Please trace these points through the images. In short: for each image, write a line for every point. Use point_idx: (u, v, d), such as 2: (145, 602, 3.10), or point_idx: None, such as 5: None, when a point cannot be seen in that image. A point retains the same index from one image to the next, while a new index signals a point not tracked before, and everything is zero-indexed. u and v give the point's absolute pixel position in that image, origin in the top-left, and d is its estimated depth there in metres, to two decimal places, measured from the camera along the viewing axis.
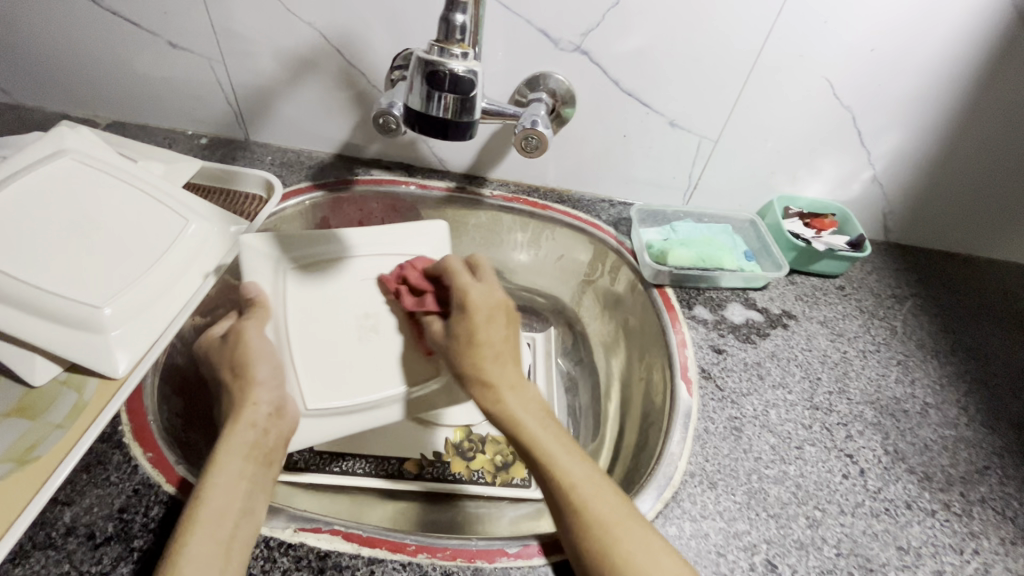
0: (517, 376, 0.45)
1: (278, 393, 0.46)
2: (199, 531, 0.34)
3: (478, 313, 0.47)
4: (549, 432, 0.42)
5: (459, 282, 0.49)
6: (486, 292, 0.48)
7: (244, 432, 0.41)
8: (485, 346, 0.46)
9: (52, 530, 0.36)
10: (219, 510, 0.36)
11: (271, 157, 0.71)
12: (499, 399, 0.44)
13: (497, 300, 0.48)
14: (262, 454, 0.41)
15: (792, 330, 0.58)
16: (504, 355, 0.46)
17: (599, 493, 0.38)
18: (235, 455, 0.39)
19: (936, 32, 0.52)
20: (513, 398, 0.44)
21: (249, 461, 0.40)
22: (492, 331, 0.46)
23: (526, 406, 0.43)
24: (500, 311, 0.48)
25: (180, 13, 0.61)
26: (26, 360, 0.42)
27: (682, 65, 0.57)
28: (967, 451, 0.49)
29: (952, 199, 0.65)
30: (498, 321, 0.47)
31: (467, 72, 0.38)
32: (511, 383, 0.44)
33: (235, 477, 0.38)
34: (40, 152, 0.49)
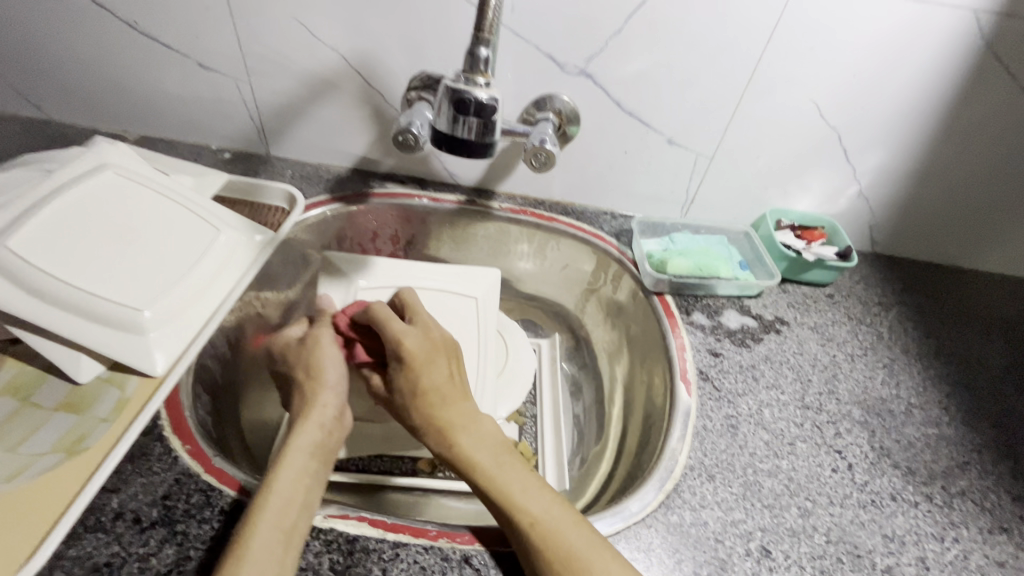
0: (468, 414, 0.48)
1: (343, 398, 0.50)
2: (265, 520, 0.37)
3: (416, 359, 0.50)
4: (510, 469, 0.44)
5: (392, 330, 0.51)
6: (419, 337, 0.52)
7: (309, 432, 0.45)
8: (433, 393, 0.48)
9: (102, 515, 0.39)
10: (285, 499, 0.39)
11: (290, 171, 0.75)
12: (453, 440, 0.46)
13: (434, 341, 0.52)
14: (322, 454, 0.45)
15: (784, 335, 0.62)
16: (452, 395, 0.49)
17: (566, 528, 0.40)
18: (299, 454, 0.43)
19: (913, 60, 0.56)
20: (467, 438, 0.46)
21: (312, 459, 0.43)
22: (434, 376, 0.49)
23: (481, 443, 0.46)
24: (439, 352, 0.51)
25: (211, 37, 0.65)
26: (73, 358, 0.46)
27: (680, 88, 0.61)
28: (948, 448, 0.53)
29: (934, 213, 0.69)
30: (438, 362, 0.50)
31: (490, 100, 0.42)
32: (464, 424, 0.47)
33: (297, 475, 0.41)
34: (84, 166, 0.53)
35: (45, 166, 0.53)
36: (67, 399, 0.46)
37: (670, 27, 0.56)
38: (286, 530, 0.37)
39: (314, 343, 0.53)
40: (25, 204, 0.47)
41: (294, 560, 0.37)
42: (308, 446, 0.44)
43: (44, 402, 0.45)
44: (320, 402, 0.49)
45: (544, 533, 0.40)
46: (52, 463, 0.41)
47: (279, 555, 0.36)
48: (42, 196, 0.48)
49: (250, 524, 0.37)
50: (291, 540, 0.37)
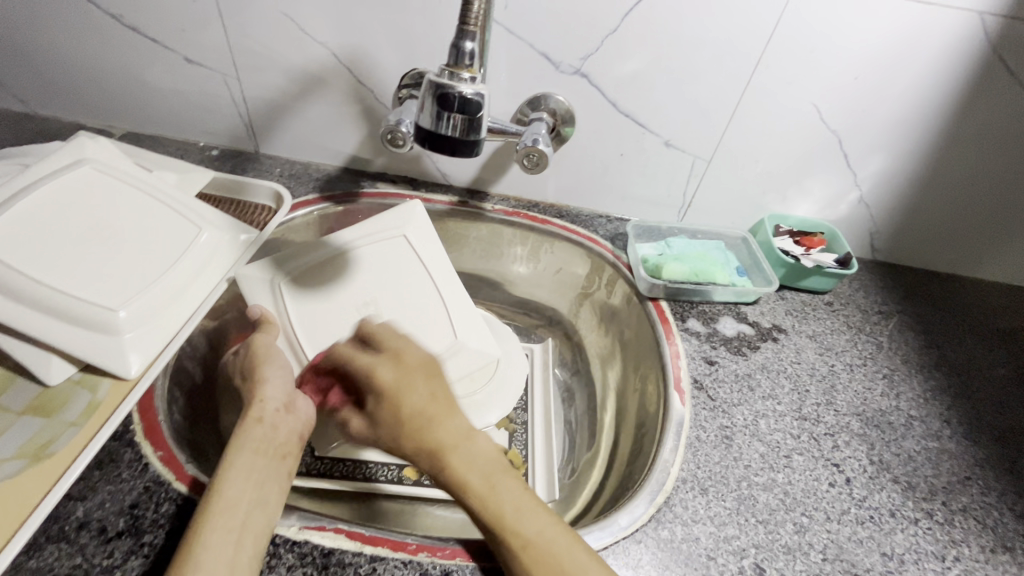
0: (463, 433, 0.42)
1: (287, 388, 0.46)
2: (211, 529, 0.35)
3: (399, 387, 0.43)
4: (504, 490, 0.40)
5: (362, 362, 0.46)
6: (391, 365, 0.45)
7: (257, 426, 0.42)
8: (420, 421, 0.42)
9: (65, 524, 0.38)
10: (232, 502, 0.37)
11: (279, 169, 0.73)
12: (445, 462, 0.40)
13: (408, 367, 0.45)
14: (273, 447, 0.41)
15: (782, 343, 0.60)
16: (439, 413, 0.42)
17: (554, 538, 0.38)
18: (246, 450, 0.40)
19: (915, 64, 0.55)
20: (460, 457, 0.41)
21: (260, 455, 0.40)
22: (414, 401, 0.42)
23: (473, 462, 0.41)
24: (416, 370, 0.45)
25: (198, 31, 0.63)
26: (42, 359, 0.44)
27: (677, 89, 0.59)
28: (950, 463, 0.51)
29: (935, 220, 0.68)
30: (416, 385, 0.44)
31: (475, 95, 0.41)
32: (456, 441, 0.41)
33: (245, 474, 0.38)
34: (61, 160, 0.51)
35: (21, 160, 0.52)
36: (35, 402, 0.44)
37: (666, 26, 0.55)
38: (235, 536, 0.35)
39: (253, 347, 0.50)
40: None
41: (249, 564, 0.35)
42: (256, 439, 0.41)
43: (12, 406, 0.43)
44: (261, 396, 0.44)
45: (536, 557, 0.37)
46: (15, 468, 0.39)
47: (230, 564, 0.34)
48: (15, 191, 0.47)
49: (195, 534, 0.35)
50: (243, 542, 0.36)
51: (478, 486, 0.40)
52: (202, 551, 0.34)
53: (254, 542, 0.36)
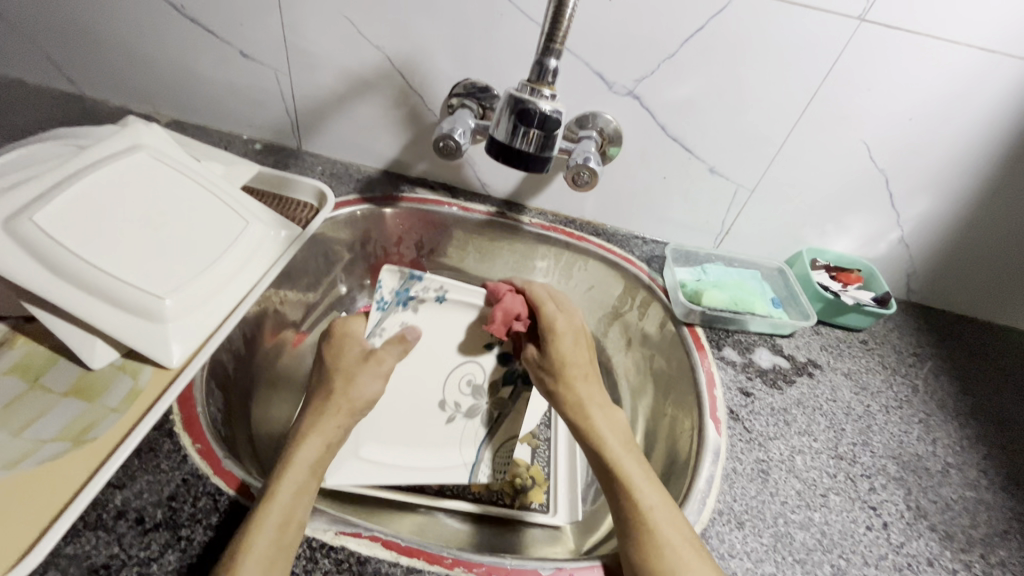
0: (602, 398, 0.50)
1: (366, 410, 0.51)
2: (265, 522, 0.36)
3: (563, 335, 0.54)
4: (631, 456, 0.45)
5: (548, 315, 0.55)
6: (574, 339, 0.54)
7: (312, 445, 0.45)
8: (574, 367, 0.51)
9: (104, 512, 0.37)
10: (281, 498, 0.38)
11: (321, 167, 0.74)
12: (589, 416, 0.48)
13: (575, 328, 0.55)
14: (324, 462, 0.45)
15: (817, 379, 0.59)
16: (591, 376, 0.52)
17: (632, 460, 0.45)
18: (306, 460, 0.43)
19: (971, 110, 0.55)
20: (602, 421, 0.48)
21: (312, 477, 0.42)
22: (569, 351, 0.53)
23: (614, 428, 0.48)
24: (583, 338, 0.55)
25: (256, 26, 0.64)
26: (88, 343, 0.44)
27: (727, 118, 0.60)
28: (987, 514, 0.50)
29: (972, 267, 0.68)
30: (575, 341, 0.54)
31: (554, 112, 0.42)
32: (601, 404, 0.49)
33: (294, 479, 0.40)
34: (118, 145, 0.52)
35: (77, 141, 0.52)
36: (77, 384, 0.44)
37: (722, 56, 0.55)
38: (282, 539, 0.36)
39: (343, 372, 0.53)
40: (54, 178, 0.46)
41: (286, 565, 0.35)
42: (318, 443, 0.45)
43: (54, 386, 0.43)
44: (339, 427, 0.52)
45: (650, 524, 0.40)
46: (55, 451, 0.39)
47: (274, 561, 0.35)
48: (71, 173, 0.47)
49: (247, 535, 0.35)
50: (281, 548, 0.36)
51: (617, 448, 0.46)
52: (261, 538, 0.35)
53: (289, 539, 0.37)
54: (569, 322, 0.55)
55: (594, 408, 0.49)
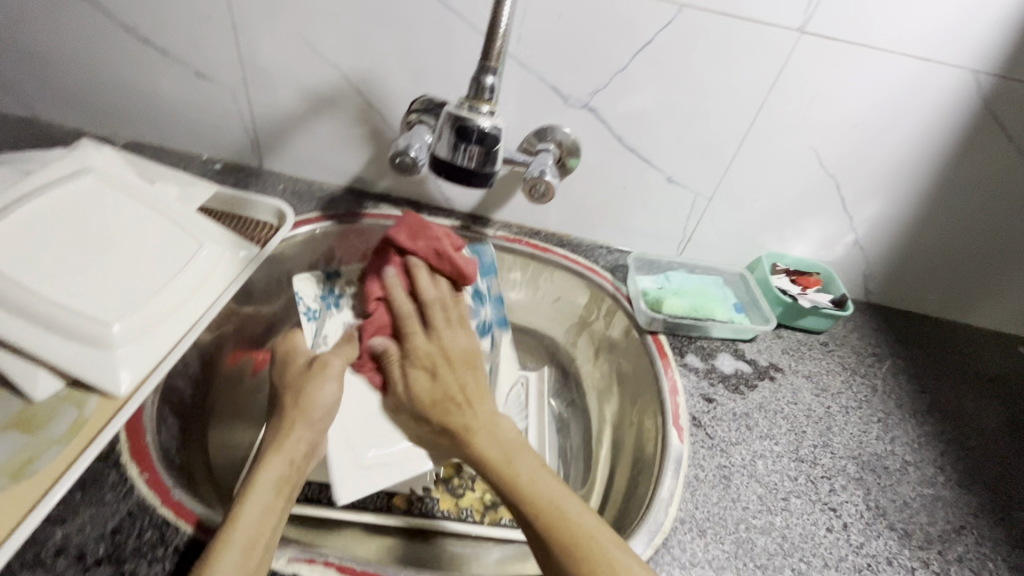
0: (490, 415, 0.50)
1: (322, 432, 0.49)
2: (228, 558, 0.36)
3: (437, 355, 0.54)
4: (530, 468, 0.46)
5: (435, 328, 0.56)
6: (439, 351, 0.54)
7: (275, 466, 0.44)
8: (450, 399, 0.51)
9: (42, 550, 0.36)
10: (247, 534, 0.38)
11: (282, 185, 0.73)
12: (470, 440, 0.48)
13: (446, 355, 0.54)
14: (292, 487, 0.44)
15: (778, 382, 0.60)
16: (469, 398, 0.51)
17: (564, 504, 0.43)
18: (268, 486, 0.42)
19: (913, 115, 0.57)
20: (483, 439, 0.48)
21: (278, 496, 0.42)
22: (456, 378, 0.52)
23: (495, 441, 0.48)
24: (462, 360, 0.54)
25: (210, 46, 0.64)
26: (29, 374, 0.43)
27: (681, 128, 0.61)
28: (945, 510, 0.51)
29: (925, 266, 0.69)
30: (462, 370, 0.53)
31: (493, 129, 0.43)
32: (481, 425, 0.49)
33: (263, 508, 0.40)
34: (64, 169, 0.51)
35: (22, 166, 0.51)
36: (17, 417, 0.42)
37: (673, 69, 0.57)
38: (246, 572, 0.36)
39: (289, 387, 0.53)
40: None
41: None
42: (281, 463, 0.45)
43: None
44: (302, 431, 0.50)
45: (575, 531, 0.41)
46: None
47: None
48: (12, 199, 0.46)
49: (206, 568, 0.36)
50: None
51: (512, 468, 0.46)
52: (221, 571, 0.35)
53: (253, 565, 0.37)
54: (438, 347, 0.55)
55: (474, 430, 0.49)
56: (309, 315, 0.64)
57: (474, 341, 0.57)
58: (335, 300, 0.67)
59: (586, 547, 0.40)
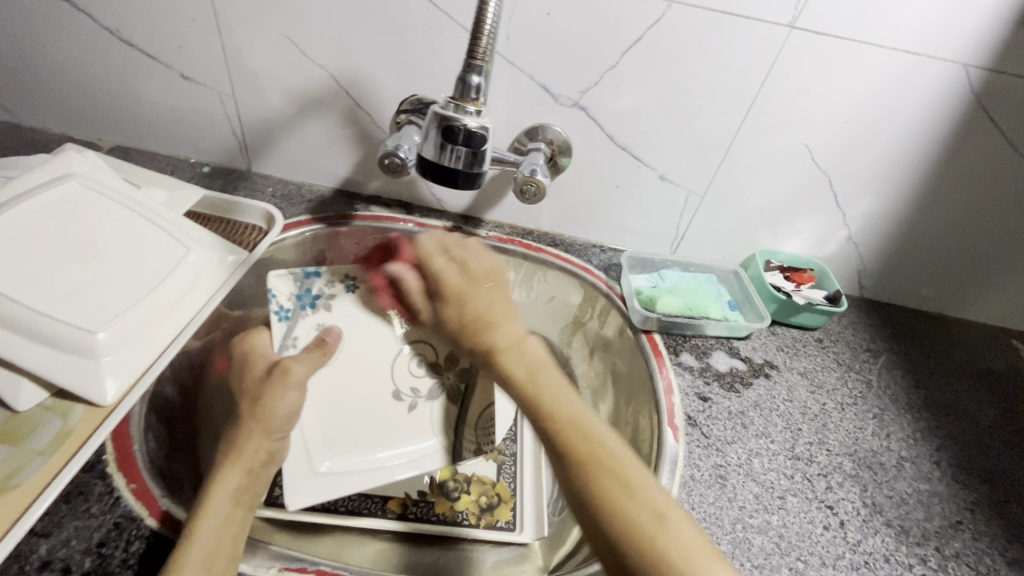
0: (514, 337, 0.52)
1: (275, 443, 0.53)
2: (194, 552, 0.36)
3: (476, 279, 0.58)
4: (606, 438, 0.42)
5: (434, 265, 0.60)
6: (457, 272, 0.59)
7: (231, 477, 0.47)
8: (478, 319, 0.54)
9: (27, 563, 0.35)
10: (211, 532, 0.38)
11: (272, 188, 0.72)
12: (497, 358, 0.51)
13: (472, 276, 0.58)
14: (247, 496, 0.46)
15: (774, 380, 0.60)
16: (492, 311, 0.55)
17: (541, 382, 0.47)
18: (224, 494, 0.44)
19: (905, 110, 0.57)
20: (509, 356, 0.50)
21: (237, 505, 0.44)
22: (478, 303, 0.55)
23: (520, 357, 0.50)
24: (490, 281, 0.58)
25: (195, 48, 0.63)
26: (12, 384, 0.42)
27: (673, 125, 0.60)
28: (941, 506, 0.51)
29: (918, 261, 0.69)
30: (479, 291, 0.56)
31: (479, 128, 0.42)
32: (509, 344, 0.51)
33: (225, 515, 0.41)
34: (46, 175, 0.50)
35: (4, 172, 0.51)
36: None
37: (664, 66, 0.56)
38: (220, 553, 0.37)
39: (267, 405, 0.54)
40: None
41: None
42: (237, 476, 0.47)
43: None
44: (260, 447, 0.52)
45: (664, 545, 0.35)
46: None
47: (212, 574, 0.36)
48: None
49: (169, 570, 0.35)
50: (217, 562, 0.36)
51: (599, 443, 0.41)
52: (188, 562, 0.35)
53: (221, 566, 0.36)
54: (457, 271, 0.59)
55: (505, 348, 0.51)
56: (281, 315, 0.65)
57: (502, 297, 0.56)
58: (310, 300, 0.68)
59: (598, 466, 0.39)
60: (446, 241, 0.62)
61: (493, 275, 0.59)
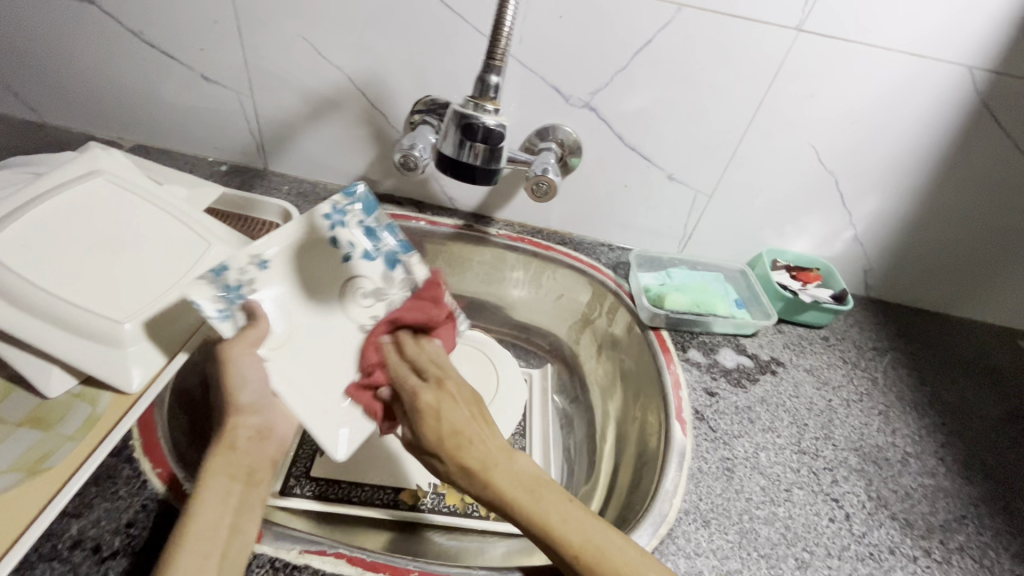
0: (499, 449, 0.42)
1: (264, 415, 0.48)
2: (186, 553, 0.35)
3: (439, 403, 0.44)
4: (544, 498, 0.39)
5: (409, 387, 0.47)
6: (438, 394, 0.45)
7: (219, 457, 0.43)
8: (465, 433, 0.42)
9: (59, 542, 0.36)
10: (206, 525, 0.37)
11: (288, 186, 0.74)
12: (488, 478, 0.40)
13: (450, 391, 0.46)
14: (249, 472, 0.43)
15: (780, 376, 0.61)
16: (479, 436, 0.42)
17: (541, 492, 0.40)
18: (218, 473, 0.41)
19: (910, 111, 0.58)
20: (500, 473, 0.40)
21: (233, 481, 0.41)
22: (456, 416, 0.43)
23: (514, 477, 0.40)
24: (470, 404, 0.45)
25: (216, 49, 0.65)
26: (44, 371, 0.43)
27: (682, 127, 0.61)
28: (946, 500, 0.51)
29: (923, 262, 0.70)
30: (459, 405, 0.44)
31: (498, 126, 0.44)
32: (496, 459, 0.41)
33: (221, 499, 0.39)
34: (75, 171, 0.52)
35: (34, 168, 0.52)
36: (33, 414, 0.44)
37: (674, 68, 0.57)
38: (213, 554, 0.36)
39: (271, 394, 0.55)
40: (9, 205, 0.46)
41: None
42: (223, 461, 0.43)
43: (11, 416, 0.43)
44: (235, 423, 0.46)
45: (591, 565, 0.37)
46: (9, 482, 0.39)
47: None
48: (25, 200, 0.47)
49: (165, 566, 0.35)
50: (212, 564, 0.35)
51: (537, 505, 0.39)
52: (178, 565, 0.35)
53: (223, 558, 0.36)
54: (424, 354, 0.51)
55: (493, 465, 0.40)
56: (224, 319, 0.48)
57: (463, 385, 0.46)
58: None
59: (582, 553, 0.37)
60: (435, 358, 0.51)
61: (476, 406, 0.45)
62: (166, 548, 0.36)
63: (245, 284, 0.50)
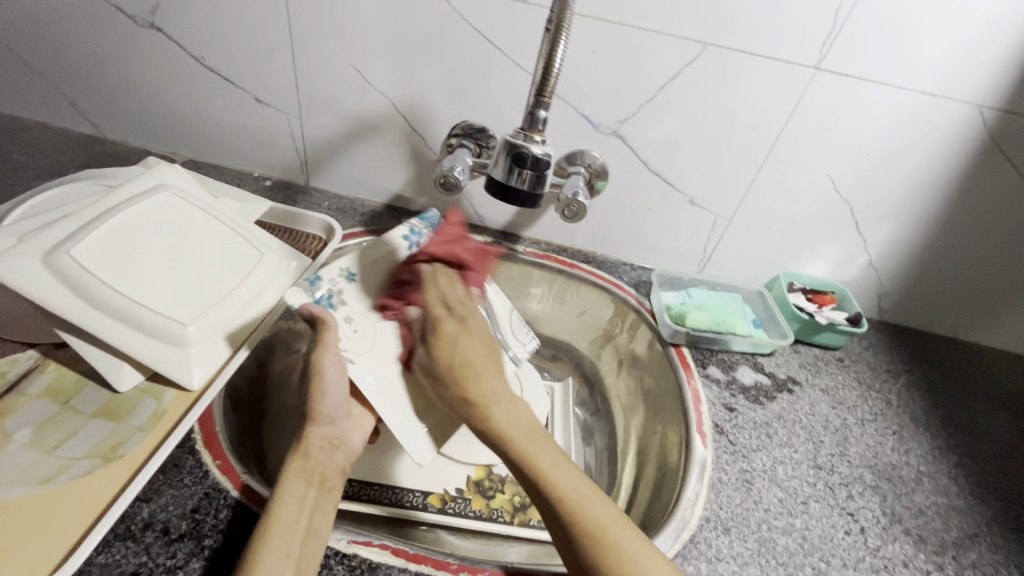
0: (503, 394, 0.52)
1: (337, 426, 0.53)
2: (270, 552, 0.38)
3: (467, 322, 0.57)
4: (573, 479, 0.44)
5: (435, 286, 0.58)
6: (470, 338, 0.56)
7: (298, 464, 0.47)
8: (469, 367, 0.53)
9: (132, 523, 0.40)
10: (286, 524, 0.40)
11: (328, 202, 0.78)
12: (489, 415, 0.50)
13: (469, 328, 0.57)
14: (320, 479, 0.46)
15: (796, 395, 0.63)
16: (486, 369, 0.54)
17: (594, 505, 0.42)
18: (297, 479, 0.45)
19: (922, 144, 0.61)
20: (500, 412, 0.50)
21: (308, 486, 0.45)
22: (490, 387, 0.52)
23: (515, 422, 0.49)
24: (486, 344, 0.57)
25: (270, 74, 0.70)
26: (116, 367, 0.47)
27: (704, 155, 0.65)
28: (958, 519, 0.53)
29: (935, 288, 0.73)
30: (492, 377, 0.53)
31: (544, 155, 0.48)
32: (501, 401, 0.51)
33: (297, 502, 0.43)
34: (144, 184, 0.56)
35: (107, 181, 0.57)
36: (104, 406, 0.47)
37: (698, 100, 0.61)
38: (293, 552, 0.39)
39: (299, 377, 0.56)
40: (90, 214, 0.50)
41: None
42: (299, 467, 0.47)
43: (85, 407, 0.47)
44: (311, 434, 0.50)
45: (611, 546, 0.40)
46: (87, 467, 0.42)
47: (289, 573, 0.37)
48: (103, 210, 0.51)
49: (253, 555, 0.38)
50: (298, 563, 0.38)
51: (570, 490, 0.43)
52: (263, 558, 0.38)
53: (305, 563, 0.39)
54: (457, 320, 0.57)
55: (494, 403, 0.51)
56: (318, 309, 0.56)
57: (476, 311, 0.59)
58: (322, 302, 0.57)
59: (605, 536, 0.40)
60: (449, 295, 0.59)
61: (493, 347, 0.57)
62: (252, 539, 0.39)
63: (334, 294, 0.57)
